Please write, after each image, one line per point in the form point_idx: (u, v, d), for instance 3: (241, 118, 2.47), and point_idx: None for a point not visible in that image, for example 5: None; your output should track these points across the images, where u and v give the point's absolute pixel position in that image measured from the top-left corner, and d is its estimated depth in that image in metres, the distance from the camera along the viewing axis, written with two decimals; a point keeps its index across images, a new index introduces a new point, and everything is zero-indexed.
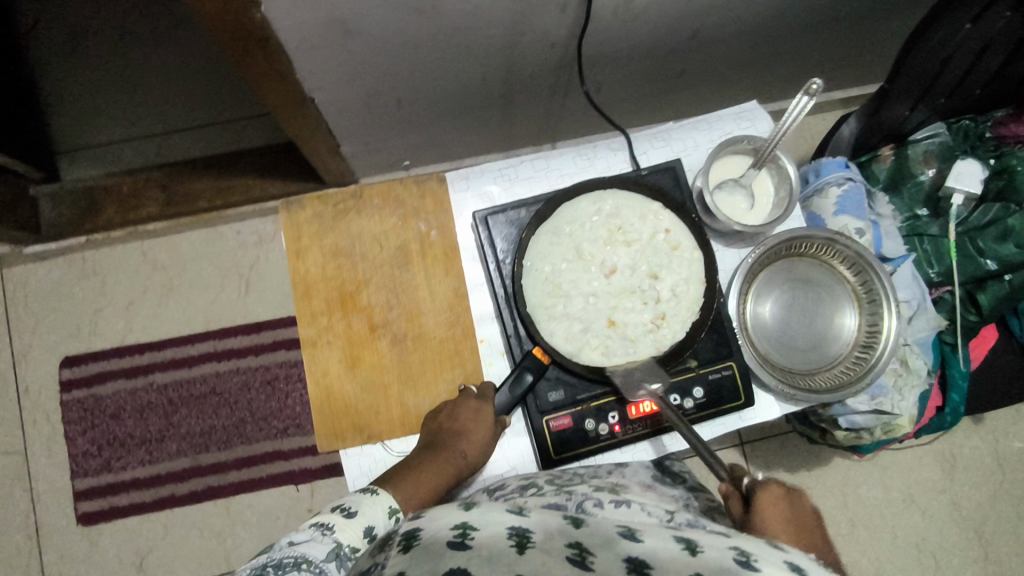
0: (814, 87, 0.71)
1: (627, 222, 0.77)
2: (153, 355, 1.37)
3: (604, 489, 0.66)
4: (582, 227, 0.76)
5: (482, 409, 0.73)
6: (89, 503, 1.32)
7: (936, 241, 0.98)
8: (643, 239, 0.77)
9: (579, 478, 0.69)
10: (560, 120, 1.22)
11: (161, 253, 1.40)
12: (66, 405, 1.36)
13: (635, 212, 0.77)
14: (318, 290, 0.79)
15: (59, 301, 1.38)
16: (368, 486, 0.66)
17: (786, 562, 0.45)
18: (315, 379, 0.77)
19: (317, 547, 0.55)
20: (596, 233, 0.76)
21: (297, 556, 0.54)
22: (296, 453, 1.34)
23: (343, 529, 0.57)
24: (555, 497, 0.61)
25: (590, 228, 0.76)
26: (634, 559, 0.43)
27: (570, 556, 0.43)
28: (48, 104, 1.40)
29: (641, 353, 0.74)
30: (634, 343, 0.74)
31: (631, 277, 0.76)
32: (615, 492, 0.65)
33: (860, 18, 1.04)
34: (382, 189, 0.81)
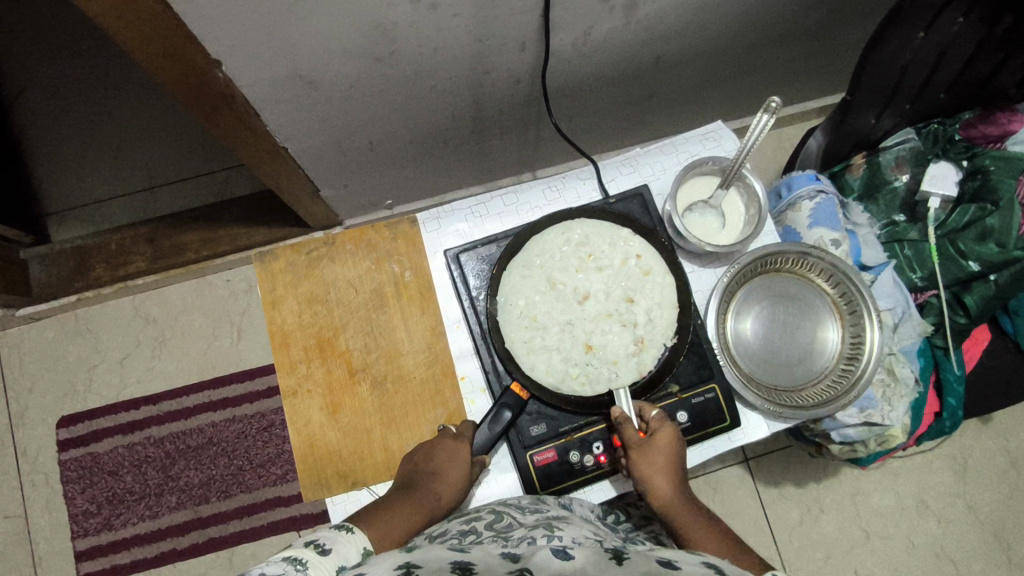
0: (773, 104, 0.71)
1: (597, 249, 0.77)
2: (148, 408, 1.37)
3: (540, 525, 0.61)
4: (552, 258, 0.76)
5: (460, 450, 0.70)
6: (90, 562, 1.31)
7: (917, 245, 0.98)
8: (614, 264, 0.76)
9: (518, 518, 0.65)
10: (536, 149, 1.23)
11: (153, 307, 1.41)
12: (64, 465, 1.36)
13: (605, 239, 0.77)
14: (296, 338, 0.79)
15: (54, 361, 1.39)
16: (342, 524, 0.60)
17: (705, 563, 0.48)
18: (297, 428, 0.77)
19: None
20: (566, 262, 0.76)
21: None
22: (296, 498, 1.32)
23: (316, 565, 0.51)
24: (491, 541, 0.58)
25: (561, 258, 0.76)
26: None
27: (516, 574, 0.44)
28: (36, 168, 1.43)
29: (622, 378, 0.74)
30: (616, 370, 0.74)
31: (607, 301, 0.75)
32: (551, 528, 0.61)
33: (821, 31, 1.05)
34: (354, 234, 0.82)
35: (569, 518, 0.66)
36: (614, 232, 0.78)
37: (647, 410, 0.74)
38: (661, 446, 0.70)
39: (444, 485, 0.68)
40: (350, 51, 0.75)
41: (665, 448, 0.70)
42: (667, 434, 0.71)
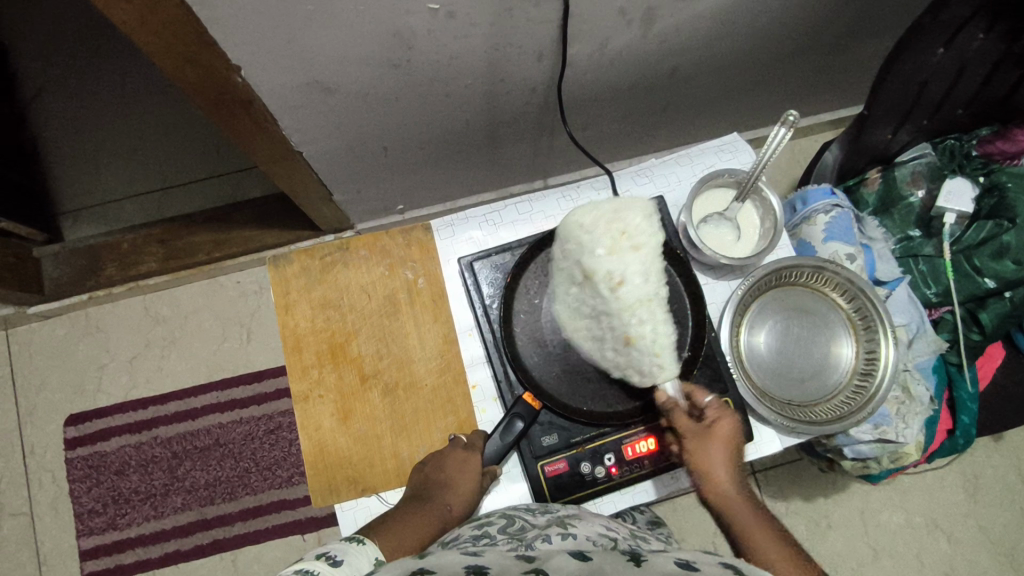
0: (790, 118, 0.71)
1: (632, 225, 0.62)
2: (156, 408, 1.38)
3: (553, 525, 0.61)
4: (580, 241, 0.64)
5: (471, 459, 0.71)
6: (94, 562, 1.31)
7: (932, 261, 0.97)
8: (648, 239, 0.63)
9: (531, 520, 0.65)
10: (550, 157, 1.23)
11: (163, 307, 1.42)
12: (71, 463, 1.36)
13: (639, 215, 0.63)
14: (309, 343, 0.79)
15: (63, 359, 1.40)
16: (351, 536, 0.58)
17: (721, 562, 0.49)
18: (308, 433, 0.77)
19: None
20: (596, 245, 0.62)
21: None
22: (302, 501, 1.32)
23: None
24: (504, 542, 0.57)
25: (590, 240, 0.63)
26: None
27: None
28: (50, 167, 1.44)
29: (664, 370, 0.66)
30: (659, 362, 0.66)
31: (645, 287, 0.62)
32: (565, 526, 0.60)
33: (836, 45, 1.05)
34: (368, 240, 0.82)
35: (583, 515, 0.65)
36: (640, 206, 0.65)
37: (698, 396, 0.72)
38: (717, 435, 0.69)
39: (455, 494, 0.69)
40: (369, 59, 0.75)
41: (721, 436, 0.69)
42: (726, 424, 0.70)
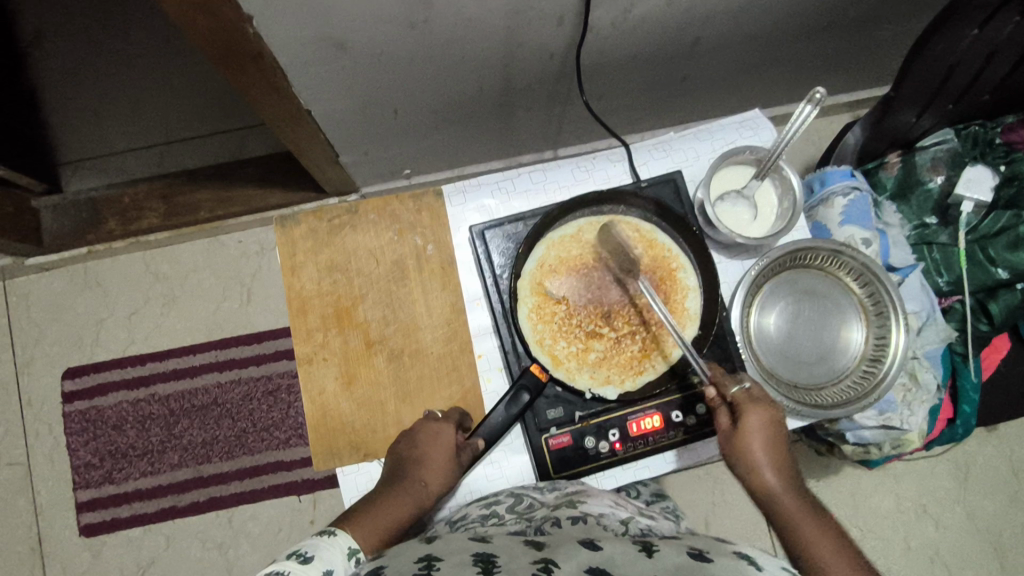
0: (817, 96, 0.70)
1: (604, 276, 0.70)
2: (155, 366, 1.37)
3: (563, 504, 0.63)
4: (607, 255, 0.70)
5: (442, 432, 0.71)
6: (91, 514, 1.32)
7: (946, 250, 0.96)
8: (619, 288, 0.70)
9: (539, 498, 0.67)
10: (563, 127, 1.20)
11: (163, 264, 1.40)
12: (67, 416, 1.36)
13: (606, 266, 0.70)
14: (314, 306, 0.77)
15: (61, 313, 1.39)
16: (323, 530, 0.61)
17: (736, 553, 0.51)
18: (310, 396, 0.76)
19: None
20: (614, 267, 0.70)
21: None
22: (298, 463, 1.33)
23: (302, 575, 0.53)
24: (516, 525, 0.60)
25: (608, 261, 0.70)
26: (595, 569, 0.46)
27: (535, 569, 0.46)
28: (49, 116, 1.40)
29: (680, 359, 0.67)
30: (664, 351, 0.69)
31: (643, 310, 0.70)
32: (576, 505, 0.62)
33: (864, 23, 1.02)
34: (377, 203, 0.80)
35: (592, 492, 0.67)
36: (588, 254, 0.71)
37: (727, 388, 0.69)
38: (749, 432, 0.66)
39: (432, 471, 0.69)
40: (386, 15, 0.72)
41: (753, 433, 0.66)
42: (757, 417, 0.66)
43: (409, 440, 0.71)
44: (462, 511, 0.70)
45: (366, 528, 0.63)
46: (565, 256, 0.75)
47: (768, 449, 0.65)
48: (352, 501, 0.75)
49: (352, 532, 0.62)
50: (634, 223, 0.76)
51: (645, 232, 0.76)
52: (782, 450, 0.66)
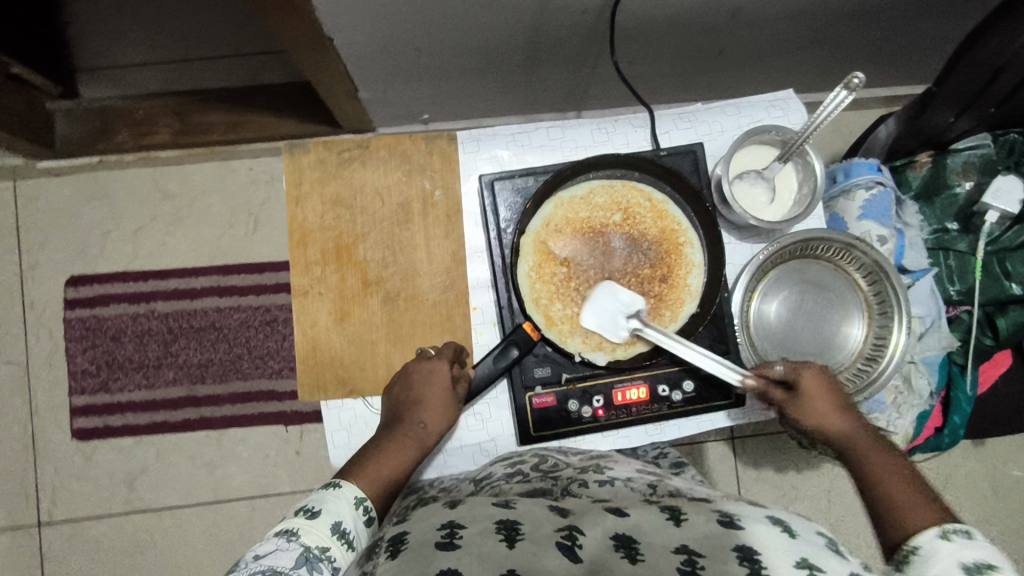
0: (855, 81, 0.66)
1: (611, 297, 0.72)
2: (157, 283, 1.38)
3: (589, 467, 0.67)
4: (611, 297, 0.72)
5: (435, 371, 0.70)
6: (84, 420, 1.35)
7: (963, 258, 0.93)
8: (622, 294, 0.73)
9: (563, 460, 0.70)
10: (589, 88, 1.17)
11: (173, 183, 1.39)
12: (69, 322, 1.37)
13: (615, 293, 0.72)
14: (315, 239, 0.76)
15: (69, 220, 1.38)
16: (329, 482, 0.64)
17: (768, 516, 0.52)
18: (303, 328, 0.76)
19: (284, 556, 0.53)
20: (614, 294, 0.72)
21: (267, 568, 0.51)
22: (289, 395, 1.35)
23: (309, 532, 0.56)
24: (540, 483, 0.63)
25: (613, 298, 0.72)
26: (620, 536, 0.49)
27: (560, 542, 0.48)
28: (70, 18, 1.37)
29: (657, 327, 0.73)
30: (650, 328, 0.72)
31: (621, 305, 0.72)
32: (602, 471, 0.66)
33: (917, 11, 0.97)
34: (389, 140, 0.78)
35: (617, 457, 0.71)
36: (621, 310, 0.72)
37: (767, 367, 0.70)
38: (811, 386, 0.68)
39: (430, 412, 0.69)
40: None
41: (815, 386, 0.68)
42: (815, 372, 0.69)
43: (404, 380, 0.72)
44: (487, 468, 0.71)
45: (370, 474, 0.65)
46: (571, 217, 0.74)
47: (833, 402, 0.67)
48: (334, 434, 0.76)
49: (357, 480, 0.64)
50: (646, 191, 0.75)
51: (656, 202, 0.74)
52: (847, 401, 0.68)
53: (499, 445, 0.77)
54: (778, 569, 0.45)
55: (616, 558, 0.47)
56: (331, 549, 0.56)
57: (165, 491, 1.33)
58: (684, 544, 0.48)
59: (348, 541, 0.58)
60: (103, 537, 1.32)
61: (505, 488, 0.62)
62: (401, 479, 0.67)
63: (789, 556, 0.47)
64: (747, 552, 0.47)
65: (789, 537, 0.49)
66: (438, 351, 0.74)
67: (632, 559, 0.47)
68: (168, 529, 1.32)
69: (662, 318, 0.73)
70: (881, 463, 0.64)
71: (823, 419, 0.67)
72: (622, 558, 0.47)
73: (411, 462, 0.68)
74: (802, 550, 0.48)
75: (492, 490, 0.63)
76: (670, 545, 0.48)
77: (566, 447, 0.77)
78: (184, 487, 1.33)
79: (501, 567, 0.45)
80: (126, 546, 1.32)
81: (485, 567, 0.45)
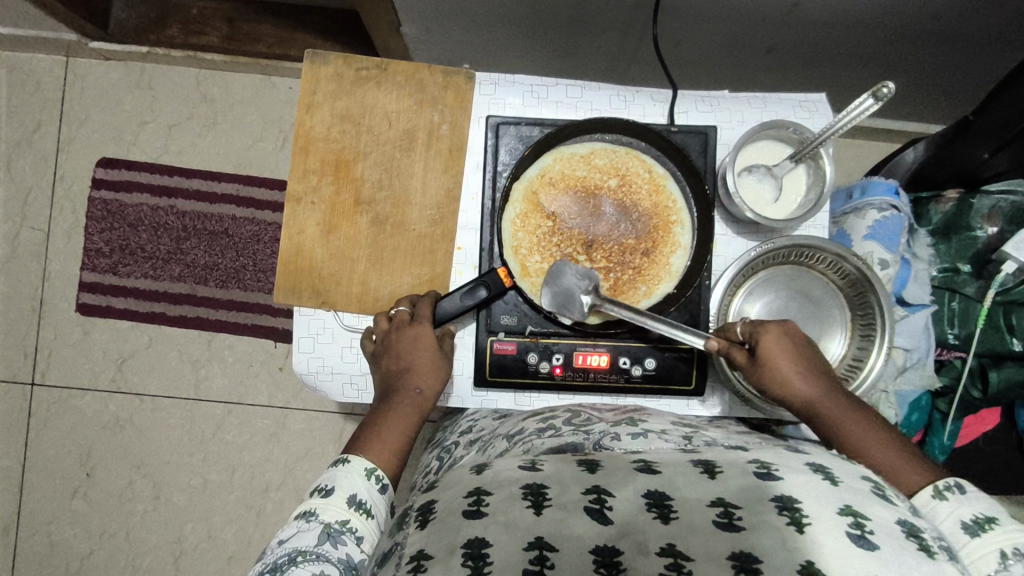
0: (884, 91, 0.62)
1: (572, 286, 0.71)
2: (180, 180, 1.40)
3: (622, 421, 0.67)
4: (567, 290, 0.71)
5: (421, 333, 0.71)
6: (90, 296, 1.38)
7: (968, 303, 0.91)
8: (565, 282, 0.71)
9: (596, 414, 0.71)
10: (630, 64, 1.15)
11: (214, 86, 1.41)
12: (92, 201, 1.40)
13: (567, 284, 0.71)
14: (317, 148, 0.78)
15: (110, 104, 1.41)
16: (340, 457, 0.65)
17: (808, 464, 0.51)
18: (290, 232, 0.78)
19: (306, 536, 0.57)
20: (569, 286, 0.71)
21: (290, 551, 0.56)
22: (284, 313, 1.38)
23: (325, 510, 0.59)
24: (572, 437, 0.64)
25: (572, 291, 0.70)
26: (653, 493, 0.49)
27: (588, 506, 0.48)
28: None
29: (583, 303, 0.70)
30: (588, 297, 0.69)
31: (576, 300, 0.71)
32: (635, 424, 0.66)
33: (984, 44, 0.93)
34: (408, 67, 0.78)
35: (652, 410, 0.72)
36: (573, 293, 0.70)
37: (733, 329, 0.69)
38: (771, 350, 0.65)
39: (422, 376, 0.71)
40: None
41: (775, 349, 0.65)
42: (775, 334, 0.65)
43: (390, 349, 0.72)
44: (516, 422, 0.72)
45: (377, 444, 0.66)
46: (568, 174, 0.74)
47: (796, 366, 0.65)
48: (300, 339, 0.78)
49: (366, 452, 0.65)
50: (648, 163, 0.75)
51: (656, 175, 0.74)
52: (811, 360, 0.66)
53: (454, 385, 0.77)
54: (822, 517, 0.45)
55: (649, 519, 0.47)
56: (352, 521, 0.59)
57: (150, 377, 1.37)
58: (720, 496, 0.48)
59: (368, 510, 0.60)
60: (85, 409, 1.37)
61: (534, 445, 0.63)
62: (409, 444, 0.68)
63: (831, 505, 0.46)
64: (788, 502, 0.47)
65: (833, 485, 0.49)
66: (414, 306, 0.74)
67: (667, 517, 0.47)
68: (147, 414, 1.37)
69: (637, 291, 0.73)
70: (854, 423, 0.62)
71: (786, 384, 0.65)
72: (655, 519, 0.47)
73: (417, 424, 0.69)
74: (844, 497, 0.48)
75: (523, 446, 0.63)
76: (705, 499, 0.47)
77: (519, 398, 0.78)
78: (169, 379, 1.37)
79: (529, 535, 0.46)
80: (105, 422, 1.37)
81: (513, 537, 0.46)
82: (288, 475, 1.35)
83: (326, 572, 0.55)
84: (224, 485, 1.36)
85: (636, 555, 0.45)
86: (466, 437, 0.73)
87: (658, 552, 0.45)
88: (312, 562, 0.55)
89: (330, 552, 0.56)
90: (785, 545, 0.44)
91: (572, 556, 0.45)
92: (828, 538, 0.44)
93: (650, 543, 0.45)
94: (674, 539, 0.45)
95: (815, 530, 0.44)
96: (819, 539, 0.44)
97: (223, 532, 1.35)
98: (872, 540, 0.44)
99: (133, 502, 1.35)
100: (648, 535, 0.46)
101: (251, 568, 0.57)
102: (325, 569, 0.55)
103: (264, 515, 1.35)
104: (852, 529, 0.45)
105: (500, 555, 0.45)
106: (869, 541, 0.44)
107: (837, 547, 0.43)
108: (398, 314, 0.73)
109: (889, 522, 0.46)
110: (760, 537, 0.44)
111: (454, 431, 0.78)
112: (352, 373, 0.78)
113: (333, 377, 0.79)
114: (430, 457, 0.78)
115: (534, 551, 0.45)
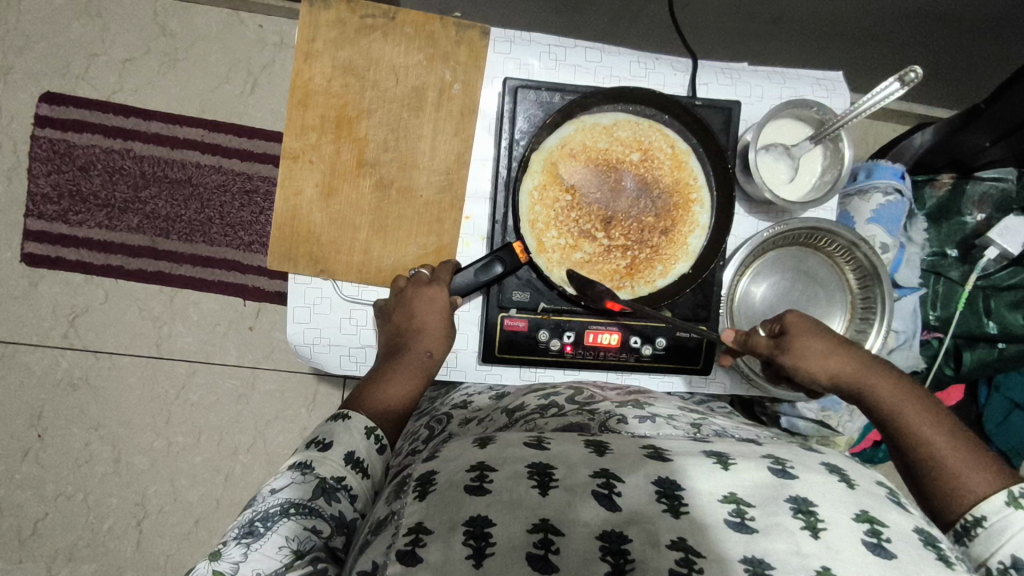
0: (910, 76, 0.61)
1: None
2: (138, 122, 1.21)
3: (628, 403, 0.65)
4: None
5: (437, 297, 0.69)
6: (35, 245, 1.19)
7: (951, 285, 0.95)
8: None
9: (600, 393, 0.70)
10: (638, 23, 1.07)
11: (174, 18, 1.22)
12: (35, 141, 1.19)
13: None
14: (317, 102, 0.71)
15: (53, 31, 1.20)
16: (338, 411, 0.61)
17: (824, 465, 0.50)
18: (285, 194, 0.72)
19: (299, 489, 0.53)
20: None
21: (284, 502, 0.52)
22: (254, 269, 1.24)
23: (323, 464, 0.55)
24: (576, 417, 0.61)
25: None
26: (665, 482, 0.46)
27: (596, 488, 0.45)
28: None
29: None
30: None
31: None
32: (642, 408, 0.64)
33: (997, 23, 0.92)
34: (418, 18, 0.72)
35: (654, 395, 0.72)
36: None
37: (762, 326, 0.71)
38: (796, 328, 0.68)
39: (433, 339, 0.69)
40: None
41: (802, 329, 0.67)
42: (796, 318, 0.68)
43: (404, 307, 0.69)
44: (516, 398, 0.70)
45: (376, 407, 0.63)
46: (589, 144, 0.71)
47: (827, 342, 0.66)
48: (295, 309, 0.74)
49: (363, 411, 0.62)
50: (671, 138, 0.73)
51: (678, 151, 0.73)
52: (839, 340, 0.67)
53: (458, 358, 0.76)
54: (838, 524, 0.44)
55: (659, 511, 0.44)
56: (348, 478, 0.55)
57: (107, 334, 1.21)
58: (732, 491, 0.46)
59: (364, 469, 0.57)
60: (34, 365, 1.20)
61: (540, 424, 0.60)
62: (412, 406, 0.66)
63: (847, 510, 0.45)
64: (802, 503, 0.45)
65: (849, 488, 0.47)
66: (433, 269, 0.72)
67: (677, 511, 0.44)
68: (104, 373, 1.21)
69: (653, 271, 0.73)
70: (907, 407, 0.62)
71: (820, 365, 0.66)
72: (664, 512, 0.44)
73: (422, 388, 0.67)
74: (861, 501, 0.46)
75: (526, 424, 0.61)
76: (719, 494, 0.45)
77: (523, 375, 0.78)
78: (129, 338, 1.22)
79: (533, 516, 0.43)
80: (57, 380, 1.20)
81: (516, 518, 0.42)
82: (258, 438, 1.24)
83: (319, 527, 0.51)
84: (190, 448, 1.23)
85: (645, 546, 0.42)
86: (460, 413, 0.69)
87: (668, 544, 0.42)
88: (305, 516, 0.51)
89: (324, 508, 0.52)
90: (799, 548, 0.42)
91: (578, 541, 0.42)
92: (844, 545, 0.43)
93: (661, 534, 0.43)
94: (684, 533, 0.43)
95: (830, 535, 0.43)
96: (835, 545, 0.43)
97: (189, 495, 1.22)
98: (889, 548, 0.43)
99: (89, 466, 1.21)
100: (658, 526, 0.43)
101: (238, 515, 0.53)
102: (319, 524, 0.51)
103: (233, 479, 1.23)
104: (867, 536, 0.44)
105: (503, 537, 0.41)
106: (884, 549, 0.43)
107: (852, 553, 0.42)
108: (417, 274, 0.71)
109: (906, 529, 0.45)
110: (773, 539, 0.43)
111: (444, 403, 0.73)
112: (351, 345, 0.75)
113: (329, 349, 0.75)
114: (415, 425, 0.70)
115: (539, 533, 0.42)
